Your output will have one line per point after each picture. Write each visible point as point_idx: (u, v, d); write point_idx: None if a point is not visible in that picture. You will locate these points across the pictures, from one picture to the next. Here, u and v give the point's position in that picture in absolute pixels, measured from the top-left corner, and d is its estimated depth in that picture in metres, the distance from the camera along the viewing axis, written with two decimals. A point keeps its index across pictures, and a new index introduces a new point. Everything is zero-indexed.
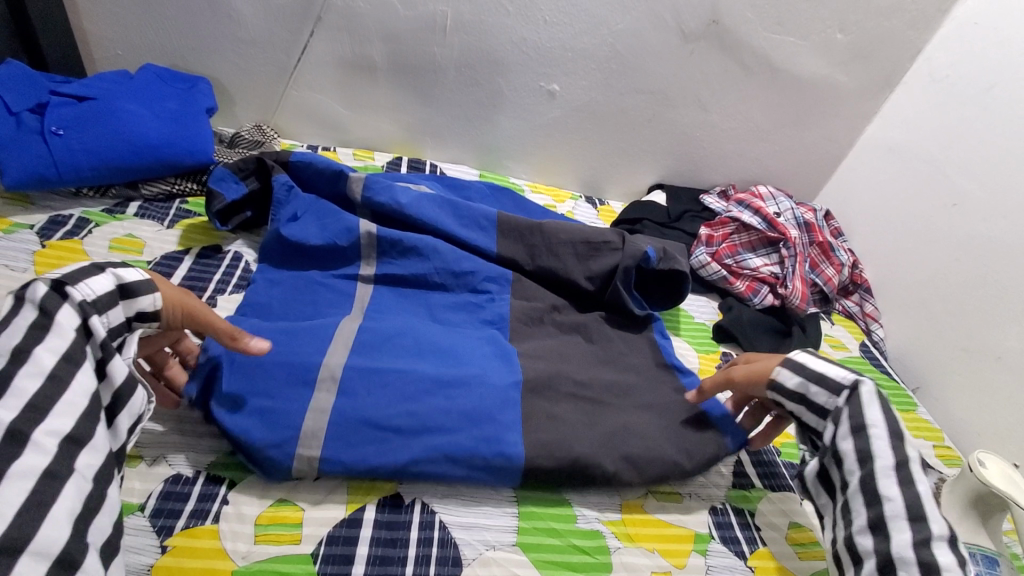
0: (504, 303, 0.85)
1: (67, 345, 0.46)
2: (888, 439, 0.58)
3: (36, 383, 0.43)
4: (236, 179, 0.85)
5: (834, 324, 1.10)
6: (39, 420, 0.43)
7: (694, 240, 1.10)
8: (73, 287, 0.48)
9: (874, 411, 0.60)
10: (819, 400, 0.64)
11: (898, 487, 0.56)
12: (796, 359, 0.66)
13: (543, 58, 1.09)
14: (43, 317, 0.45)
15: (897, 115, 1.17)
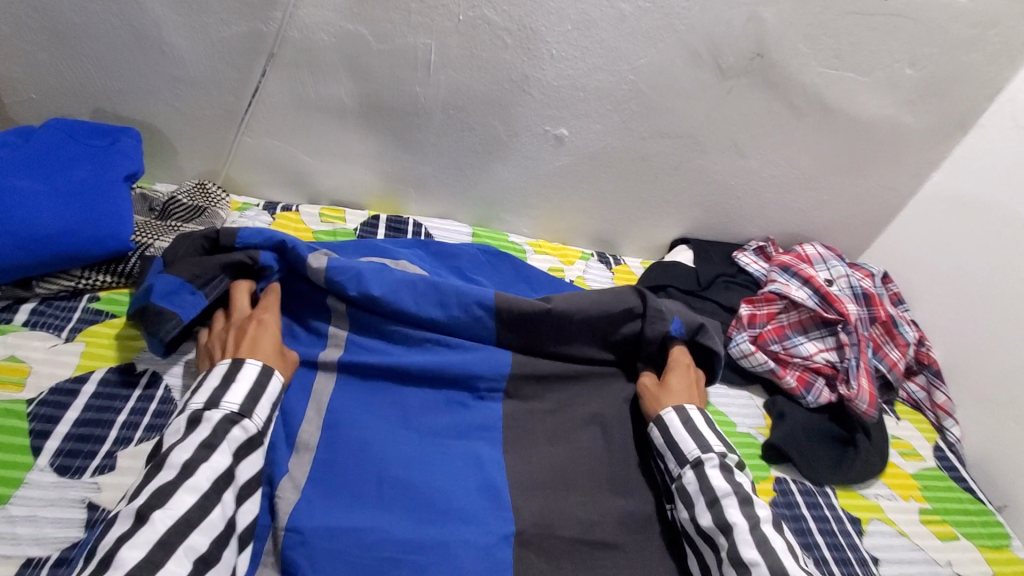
0: (495, 420, 0.72)
1: (225, 467, 0.54)
2: (739, 506, 0.60)
3: (192, 498, 0.51)
4: (192, 291, 0.66)
5: (899, 419, 0.92)
6: (193, 531, 0.50)
7: (733, 321, 0.91)
8: (245, 412, 0.57)
9: (717, 479, 0.63)
10: (669, 466, 0.67)
11: (758, 551, 0.56)
12: (667, 422, 0.69)
13: (549, 98, 0.89)
14: (209, 440, 0.54)
15: (973, 162, 0.97)
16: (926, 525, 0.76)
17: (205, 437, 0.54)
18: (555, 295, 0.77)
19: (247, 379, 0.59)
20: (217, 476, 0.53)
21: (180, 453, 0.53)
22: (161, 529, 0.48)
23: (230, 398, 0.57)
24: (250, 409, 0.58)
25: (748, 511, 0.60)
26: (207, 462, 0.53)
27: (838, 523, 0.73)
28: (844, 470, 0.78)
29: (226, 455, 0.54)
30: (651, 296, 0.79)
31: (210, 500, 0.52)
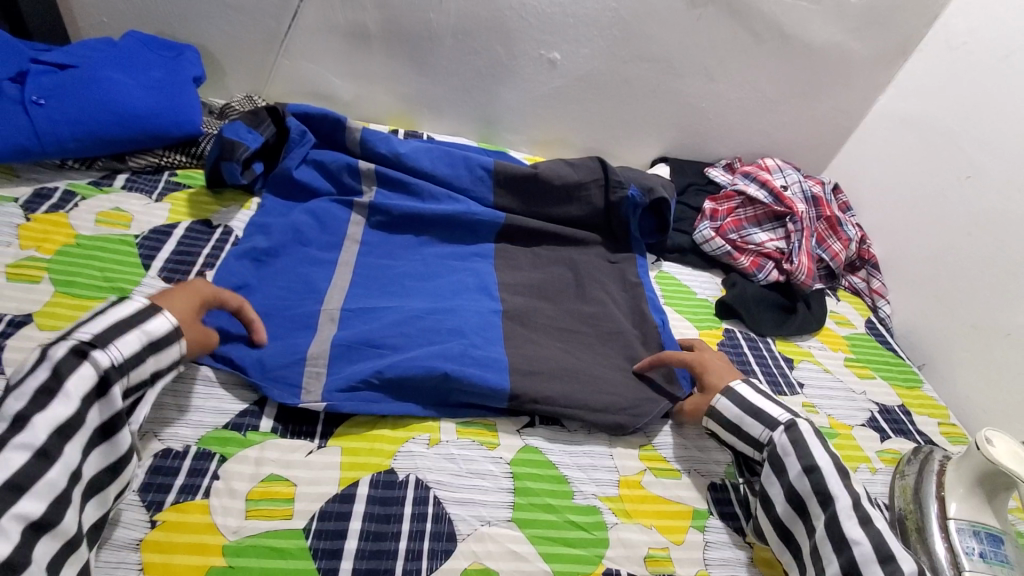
0: (491, 258, 0.88)
1: (66, 414, 0.46)
2: (841, 480, 0.58)
3: (23, 456, 0.43)
4: (249, 130, 0.82)
5: (839, 300, 1.09)
6: (24, 496, 0.43)
7: (698, 215, 1.07)
8: (98, 342, 0.49)
9: (816, 450, 0.61)
10: (754, 431, 0.65)
11: (862, 530, 0.54)
12: (738, 390, 0.68)
13: (543, 25, 1.05)
14: (48, 383, 0.46)
15: (911, 84, 1.13)
16: (848, 367, 0.93)
17: (41, 378, 0.46)
18: (540, 163, 0.94)
19: (112, 315, 0.52)
20: (58, 424, 0.45)
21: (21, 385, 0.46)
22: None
23: (86, 328, 0.50)
24: (108, 338, 0.50)
25: (849, 486, 0.58)
26: (45, 410, 0.45)
27: (774, 358, 0.90)
28: (786, 326, 0.95)
29: (70, 398, 0.46)
30: (613, 168, 0.94)
31: (49, 457, 0.44)
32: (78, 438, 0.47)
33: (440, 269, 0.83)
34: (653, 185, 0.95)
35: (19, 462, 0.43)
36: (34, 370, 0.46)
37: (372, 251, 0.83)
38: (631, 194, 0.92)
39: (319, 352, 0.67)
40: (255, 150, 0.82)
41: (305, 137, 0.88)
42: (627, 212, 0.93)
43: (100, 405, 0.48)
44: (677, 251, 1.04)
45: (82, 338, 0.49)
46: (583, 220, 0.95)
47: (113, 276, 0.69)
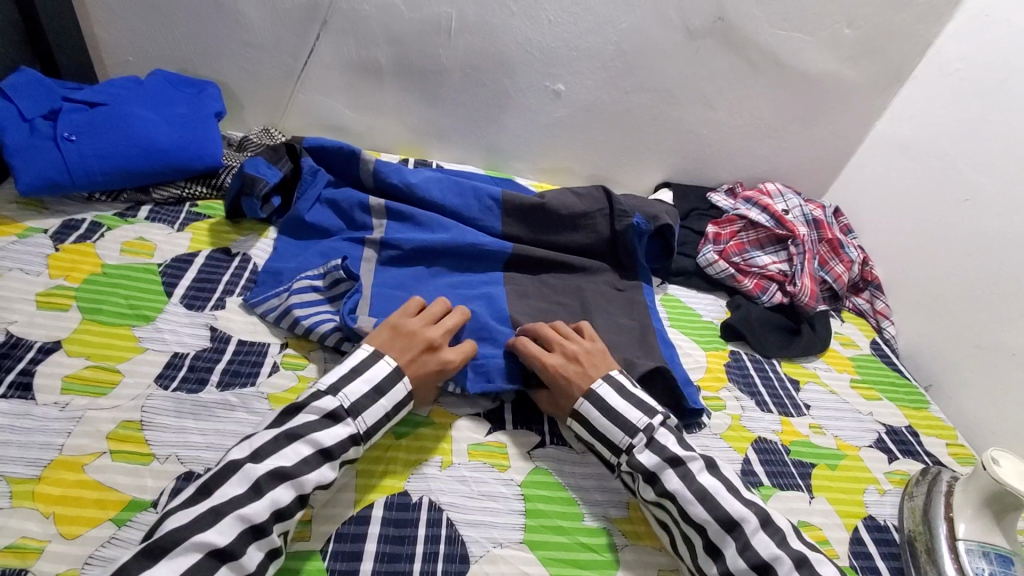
0: (502, 284, 0.90)
1: (327, 479, 0.57)
2: (674, 470, 0.62)
3: (286, 494, 0.54)
4: (268, 166, 0.87)
5: (844, 321, 1.09)
6: (278, 527, 0.52)
7: (702, 239, 1.10)
8: (365, 437, 0.61)
9: (649, 457, 0.63)
10: (606, 454, 0.66)
11: (705, 510, 0.59)
12: (583, 411, 0.67)
13: (548, 58, 1.09)
14: (332, 450, 0.58)
15: (906, 110, 1.16)
16: (855, 389, 0.93)
17: (332, 444, 0.57)
18: (546, 193, 0.97)
19: (393, 399, 0.63)
20: (319, 486, 0.56)
21: (320, 437, 0.57)
22: (256, 516, 0.51)
23: (367, 417, 0.61)
24: (371, 432, 0.61)
25: (683, 472, 0.62)
26: (320, 470, 0.56)
27: (780, 380, 0.91)
28: (791, 348, 0.96)
29: (335, 469, 0.58)
30: (616, 198, 0.97)
31: (302, 504, 0.55)
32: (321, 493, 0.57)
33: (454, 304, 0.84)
34: (656, 213, 0.98)
35: (291, 499, 0.53)
36: (334, 432, 0.58)
37: (384, 284, 0.84)
38: (636, 222, 0.94)
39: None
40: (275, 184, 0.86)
41: (317, 175, 0.91)
42: (633, 240, 0.94)
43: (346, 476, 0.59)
44: (681, 274, 1.06)
45: (359, 428, 0.60)
46: (589, 248, 0.97)
47: (139, 303, 0.72)
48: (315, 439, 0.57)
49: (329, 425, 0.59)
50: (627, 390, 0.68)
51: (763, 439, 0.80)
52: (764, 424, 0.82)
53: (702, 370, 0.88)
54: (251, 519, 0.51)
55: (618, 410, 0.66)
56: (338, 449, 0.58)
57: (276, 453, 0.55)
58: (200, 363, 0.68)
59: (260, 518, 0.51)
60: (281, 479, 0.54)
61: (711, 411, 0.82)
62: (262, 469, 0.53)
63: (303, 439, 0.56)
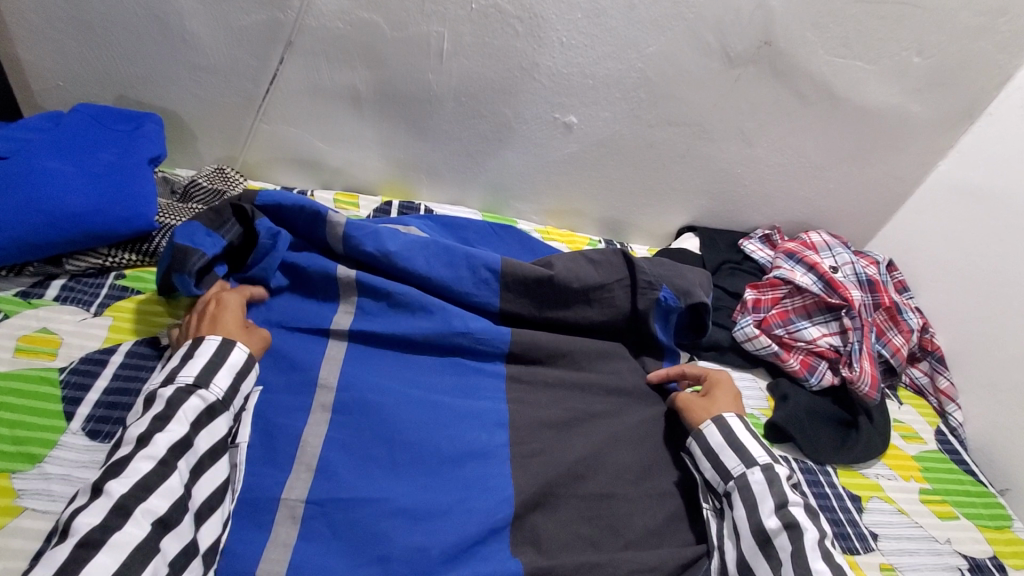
0: (502, 381, 0.74)
1: (180, 435, 0.54)
2: (810, 517, 0.60)
3: (148, 465, 0.51)
4: (208, 232, 0.69)
5: (902, 404, 0.93)
6: (149, 496, 0.50)
7: (738, 305, 0.93)
8: (200, 382, 0.58)
9: (787, 489, 0.62)
10: (729, 464, 0.66)
11: (827, 566, 0.56)
12: (729, 421, 0.69)
13: (558, 86, 0.92)
14: (164, 412, 0.54)
15: (978, 151, 0.98)
16: (925, 504, 0.77)
17: (159, 410, 0.54)
18: (555, 261, 0.79)
19: (205, 355, 0.60)
20: (173, 445, 0.53)
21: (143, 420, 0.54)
22: (117, 498, 0.49)
23: (185, 371, 0.58)
24: (208, 379, 0.58)
25: (816, 526, 0.60)
26: (163, 433, 0.53)
27: (837, 499, 0.74)
28: (848, 451, 0.79)
29: (182, 423, 0.55)
30: (638, 265, 0.80)
31: (168, 466, 0.52)
32: (188, 455, 0.54)
33: (438, 421, 0.67)
34: (689, 287, 0.81)
35: (144, 471, 0.51)
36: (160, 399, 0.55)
37: (352, 390, 0.67)
38: (663, 299, 0.79)
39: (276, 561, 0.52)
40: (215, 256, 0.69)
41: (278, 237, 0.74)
42: (656, 320, 0.80)
43: (205, 431, 0.56)
44: (712, 349, 0.89)
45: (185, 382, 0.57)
46: (605, 326, 0.81)
47: (25, 433, 0.55)
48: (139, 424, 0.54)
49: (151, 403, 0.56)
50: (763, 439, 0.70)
51: None
52: None
53: None
54: (111, 501, 0.48)
55: (759, 440, 0.68)
56: (174, 406, 0.55)
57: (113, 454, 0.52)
58: None
59: (118, 499, 0.49)
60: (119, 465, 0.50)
61: None
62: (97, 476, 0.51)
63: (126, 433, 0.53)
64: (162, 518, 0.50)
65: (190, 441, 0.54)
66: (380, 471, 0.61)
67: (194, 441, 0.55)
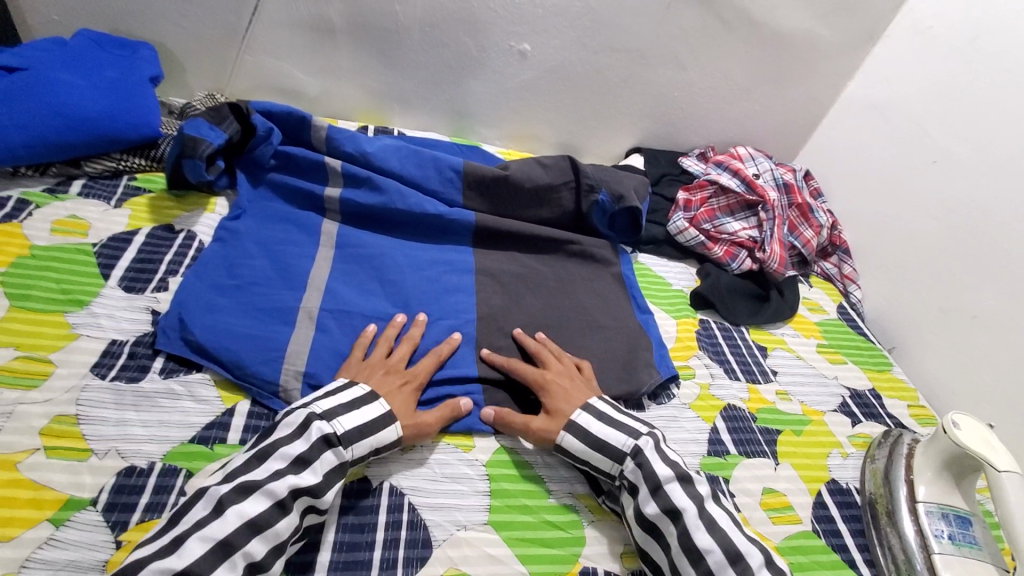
0: (469, 258, 0.88)
1: (309, 483, 0.54)
2: (683, 488, 0.60)
3: (263, 503, 0.52)
4: (211, 127, 0.80)
5: (811, 287, 1.10)
6: (253, 537, 0.50)
7: (673, 206, 1.08)
8: (343, 438, 0.58)
9: (659, 464, 0.62)
10: (602, 464, 0.64)
11: (711, 537, 0.57)
12: (578, 423, 0.66)
13: (513, 16, 1.04)
14: (305, 455, 0.56)
15: (879, 70, 1.13)
16: (820, 353, 0.94)
17: (302, 450, 0.56)
18: (510, 164, 0.93)
19: (364, 413, 0.61)
20: (296, 490, 0.53)
21: (290, 447, 0.56)
22: (228, 528, 0.50)
23: (343, 420, 0.59)
24: (351, 439, 0.59)
25: (690, 492, 0.60)
26: (295, 475, 0.54)
27: (748, 348, 0.91)
28: (759, 315, 0.96)
29: (315, 473, 0.55)
30: (583, 168, 0.94)
31: (284, 510, 0.52)
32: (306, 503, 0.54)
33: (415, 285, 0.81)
34: (623, 191, 0.94)
35: (263, 508, 0.52)
36: (302, 442, 0.56)
37: (342, 261, 0.80)
38: (601, 200, 0.93)
39: (288, 377, 0.65)
40: (219, 147, 0.79)
41: (272, 133, 0.85)
42: (596, 218, 0.95)
43: (332, 484, 0.56)
44: (651, 243, 1.04)
45: (334, 429, 0.58)
46: (553, 222, 0.96)
47: (71, 287, 0.67)
48: (284, 451, 0.56)
49: (300, 433, 0.57)
50: (618, 411, 0.69)
51: (731, 407, 0.80)
52: (732, 391, 0.82)
53: (672, 341, 0.88)
54: (217, 536, 0.49)
55: (616, 423, 0.67)
56: (312, 453, 0.56)
57: (247, 471, 0.54)
58: (140, 351, 0.64)
59: (227, 533, 0.49)
60: (247, 492, 0.52)
61: (680, 380, 0.82)
62: (227, 486, 0.52)
63: (273, 454, 0.55)
64: (257, 562, 0.50)
65: (317, 492, 0.54)
66: (369, 317, 0.74)
67: (321, 492, 0.55)
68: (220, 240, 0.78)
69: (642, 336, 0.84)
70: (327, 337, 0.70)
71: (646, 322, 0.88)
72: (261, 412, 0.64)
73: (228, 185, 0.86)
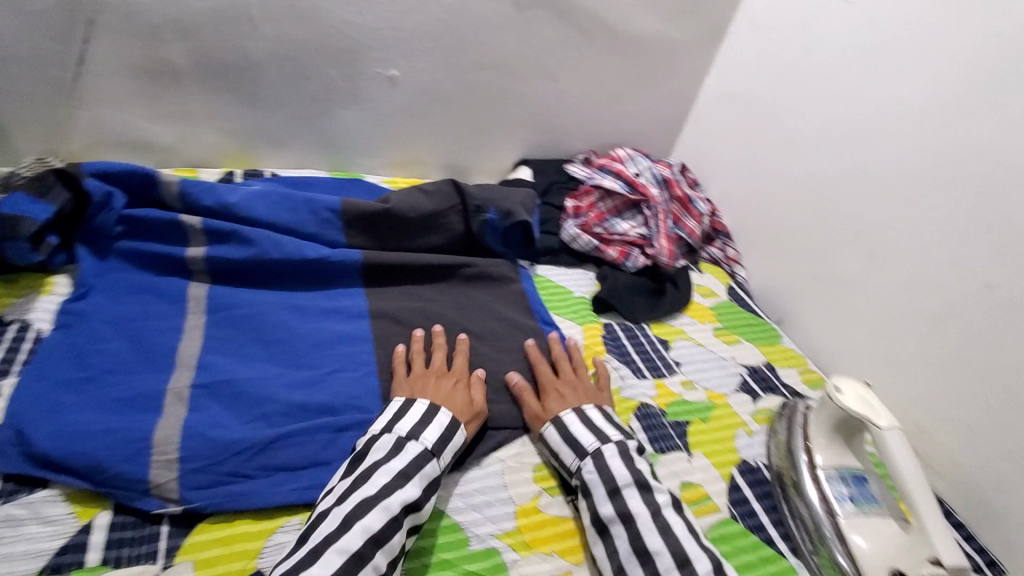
0: (360, 299, 0.83)
1: (414, 496, 0.58)
2: (641, 494, 0.63)
3: (381, 518, 0.55)
4: (32, 200, 0.71)
5: (702, 273, 1.16)
6: (378, 550, 0.54)
7: (563, 215, 1.10)
8: (434, 450, 0.63)
9: (621, 469, 0.65)
10: (567, 460, 0.68)
11: (662, 541, 0.60)
12: (563, 420, 0.71)
13: (375, 42, 1.01)
14: (405, 470, 0.60)
15: (729, 64, 1.22)
16: (718, 337, 0.99)
17: (401, 465, 0.60)
18: (391, 196, 0.89)
19: (440, 424, 0.65)
20: (407, 503, 0.57)
21: (390, 464, 0.60)
22: (356, 542, 0.53)
23: (426, 435, 0.63)
24: (439, 450, 0.63)
25: (648, 499, 0.63)
26: (402, 489, 0.58)
27: (651, 344, 0.93)
28: (658, 310, 0.99)
29: (417, 486, 0.59)
30: (467, 191, 0.93)
31: (398, 523, 0.56)
32: (415, 516, 0.58)
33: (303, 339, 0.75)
34: (510, 207, 0.95)
35: (383, 521, 0.55)
36: (401, 457, 0.61)
37: (215, 327, 0.73)
38: (490, 218, 0.94)
39: (160, 471, 0.58)
40: (45, 220, 0.71)
41: (111, 195, 0.77)
42: (489, 237, 0.95)
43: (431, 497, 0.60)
44: (548, 254, 1.05)
45: (425, 446, 0.62)
46: (446, 248, 0.94)
47: None
48: (387, 467, 0.60)
49: (396, 451, 0.61)
50: (607, 417, 0.73)
51: (643, 406, 0.82)
52: (641, 390, 0.84)
53: (580, 350, 0.88)
54: (348, 549, 0.53)
55: (592, 425, 0.70)
56: (412, 467, 0.60)
57: (357, 488, 0.58)
58: None
59: (359, 544, 0.53)
60: (368, 507, 0.56)
61: None
62: (346, 505, 0.56)
63: (377, 470, 0.59)
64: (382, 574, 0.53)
65: (418, 504, 0.58)
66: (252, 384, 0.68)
67: (423, 505, 0.59)
68: (63, 327, 0.68)
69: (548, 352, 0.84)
70: (203, 416, 0.63)
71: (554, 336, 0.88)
72: (126, 519, 0.56)
73: (67, 262, 0.76)
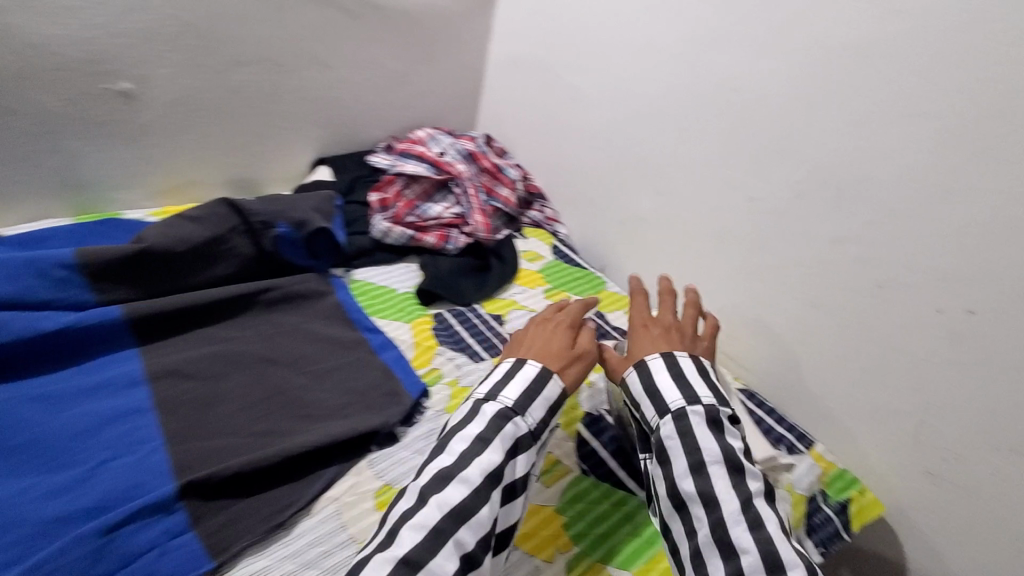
0: (132, 365, 0.70)
1: (497, 462, 0.52)
2: (729, 477, 0.52)
3: (458, 490, 0.50)
4: None
5: (527, 239, 1.17)
6: (461, 525, 0.48)
7: (370, 210, 1.03)
8: (518, 408, 0.55)
9: (709, 440, 0.54)
10: (646, 415, 0.58)
11: (750, 535, 0.49)
12: (652, 366, 0.60)
13: (89, 53, 0.83)
14: (485, 435, 0.53)
15: (506, 28, 1.21)
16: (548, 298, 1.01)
17: (479, 430, 0.53)
18: (147, 233, 0.76)
19: (525, 378, 0.57)
20: (489, 472, 0.51)
21: (468, 428, 0.54)
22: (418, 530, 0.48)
23: (507, 393, 0.56)
24: (523, 407, 0.56)
25: (740, 485, 0.52)
26: (482, 456, 0.51)
27: (484, 322, 0.92)
28: (487, 286, 0.98)
29: (497, 451, 0.52)
30: (245, 207, 0.82)
31: (482, 495, 0.50)
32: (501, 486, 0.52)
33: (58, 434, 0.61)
34: (303, 215, 0.87)
35: (464, 494, 0.49)
36: (482, 417, 0.54)
37: None
38: (281, 233, 0.84)
39: None
40: None
41: None
42: (286, 253, 0.85)
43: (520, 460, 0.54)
44: (363, 255, 0.97)
45: (506, 404, 0.55)
46: (237, 277, 0.83)
47: None
48: (463, 433, 0.54)
49: (473, 415, 0.55)
50: (702, 370, 0.61)
51: None
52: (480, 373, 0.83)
53: (412, 349, 0.84)
54: (398, 553, 0.46)
55: (686, 380, 0.58)
56: (491, 431, 0.53)
57: (434, 460, 0.53)
58: None
59: (437, 520, 0.48)
60: (445, 480, 0.50)
61: (429, 388, 0.79)
62: (424, 479, 0.51)
63: (455, 437, 0.54)
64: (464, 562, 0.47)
65: (502, 472, 0.52)
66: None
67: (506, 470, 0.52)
68: None
69: (373, 361, 0.79)
70: None
71: (380, 343, 0.82)
72: None
73: None
